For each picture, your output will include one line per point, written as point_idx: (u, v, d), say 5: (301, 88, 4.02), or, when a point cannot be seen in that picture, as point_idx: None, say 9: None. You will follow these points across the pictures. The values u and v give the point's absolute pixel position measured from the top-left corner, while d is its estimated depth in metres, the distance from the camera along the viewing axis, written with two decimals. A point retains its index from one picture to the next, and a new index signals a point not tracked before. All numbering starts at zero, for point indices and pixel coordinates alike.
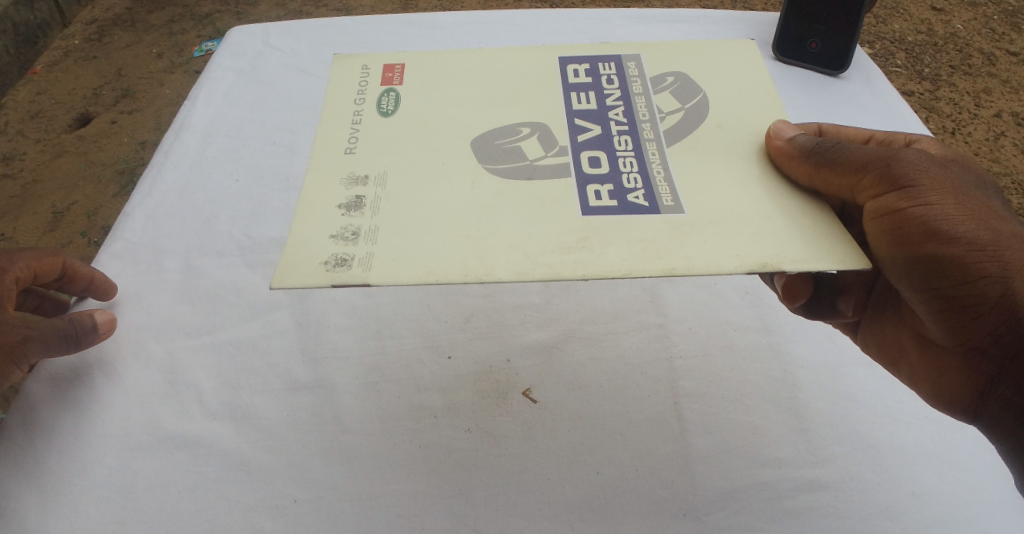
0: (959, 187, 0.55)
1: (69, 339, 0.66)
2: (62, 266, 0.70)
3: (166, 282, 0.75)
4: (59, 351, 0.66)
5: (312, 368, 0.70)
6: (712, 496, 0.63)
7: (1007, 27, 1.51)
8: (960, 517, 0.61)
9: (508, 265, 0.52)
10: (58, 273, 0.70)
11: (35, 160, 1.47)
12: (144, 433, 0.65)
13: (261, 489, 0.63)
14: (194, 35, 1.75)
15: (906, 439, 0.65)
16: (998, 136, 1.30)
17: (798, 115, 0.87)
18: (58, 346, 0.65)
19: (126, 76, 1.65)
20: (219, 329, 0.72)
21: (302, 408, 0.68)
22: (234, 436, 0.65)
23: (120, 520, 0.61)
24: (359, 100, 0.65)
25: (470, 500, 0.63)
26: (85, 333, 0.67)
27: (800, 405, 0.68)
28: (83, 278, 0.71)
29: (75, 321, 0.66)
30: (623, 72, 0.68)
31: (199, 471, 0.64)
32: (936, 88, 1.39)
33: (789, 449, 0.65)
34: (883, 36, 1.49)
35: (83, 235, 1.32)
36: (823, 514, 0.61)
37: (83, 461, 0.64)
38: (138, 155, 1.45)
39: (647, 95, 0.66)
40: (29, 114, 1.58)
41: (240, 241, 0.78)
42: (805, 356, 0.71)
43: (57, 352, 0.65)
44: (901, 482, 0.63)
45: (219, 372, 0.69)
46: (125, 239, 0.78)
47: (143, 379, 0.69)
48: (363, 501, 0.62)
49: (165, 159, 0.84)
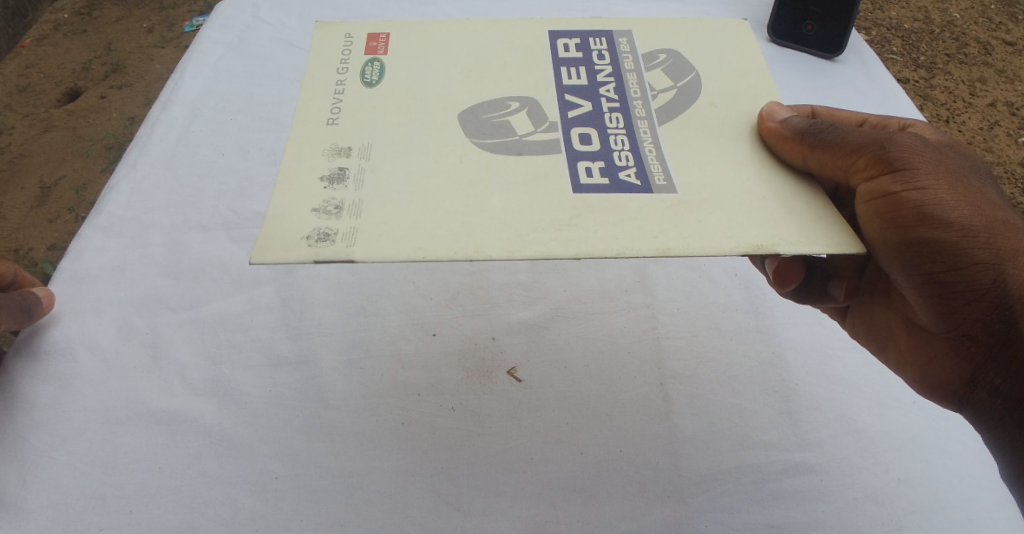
0: (954, 172, 0.54)
1: (24, 310, 0.66)
2: (13, 275, 0.70)
3: (150, 256, 0.74)
4: (14, 322, 0.65)
5: (295, 344, 0.69)
6: (698, 478, 0.62)
7: (1003, 16, 1.51)
8: (945, 502, 0.61)
9: (498, 242, 0.51)
10: (9, 280, 0.70)
11: (23, 135, 1.44)
12: (125, 408, 0.64)
13: (242, 464, 0.62)
14: (185, 10, 1.73)
15: (893, 424, 0.65)
16: (992, 125, 1.30)
17: (792, 98, 0.87)
18: (14, 316, 0.65)
19: (115, 50, 1.63)
20: (203, 303, 0.72)
21: (285, 384, 0.67)
22: (216, 412, 0.65)
23: (100, 495, 0.60)
24: (343, 70, 0.64)
25: (452, 478, 0.62)
26: (33, 304, 0.67)
27: (787, 388, 0.68)
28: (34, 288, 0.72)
29: (23, 294, 0.66)
30: (614, 47, 0.67)
31: (180, 447, 0.63)
32: (931, 76, 1.38)
33: (775, 432, 0.65)
34: (880, 23, 1.49)
35: (71, 210, 1.30)
36: (809, 497, 0.61)
37: (62, 436, 0.63)
38: (127, 130, 1.43)
39: (638, 71, 0.65)
40: (18, 87, 1.55)
41: (225, 216, 0.78)
42: (793, 339, 0.71)
43: (12, 325, 0.65)
44: (888, 467, 0.63)
45: (202, 347, 0.69)
46: (108, 212, 0.77)
47: (124, 353, 0.68)
48: (346, 478, 0.62)
49: (152, 131, 0.83)
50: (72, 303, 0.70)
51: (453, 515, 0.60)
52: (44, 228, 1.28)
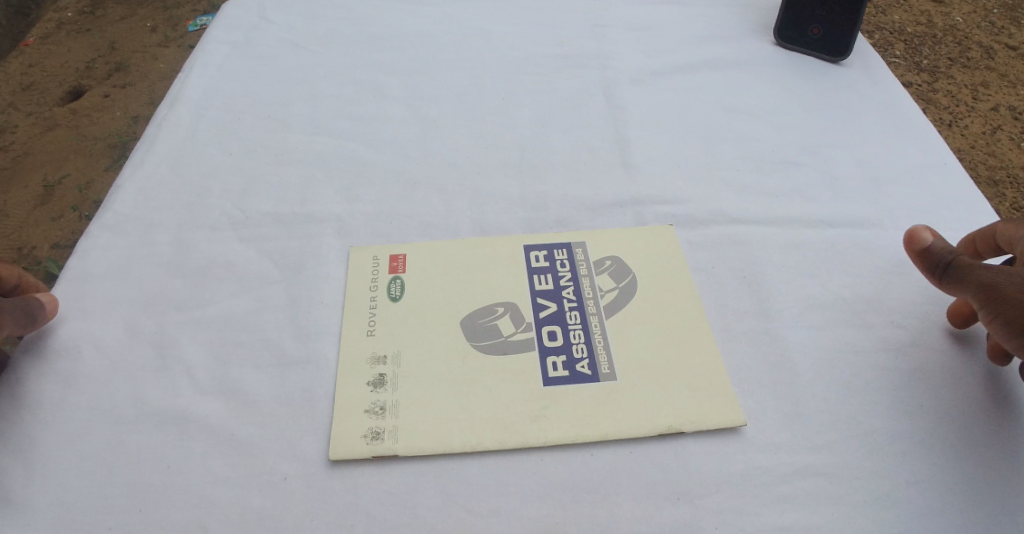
0: None
1: (26, 314, 0.66)
2: (18, 277, 0.70)
3: (158, 255, 0.74)
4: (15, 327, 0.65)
5: (303, 343, 0.69)
6: (708, 480, 0.61)
7: (1006, 21, 1.51)
8: (962, 506, 0.60)
9: None
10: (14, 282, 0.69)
11: (25, 132, 1.44)
12: (133, 407, 0.64)
13: (249, 464, 0.62)
14: (189, 9, 1.73)
15: (904, 426, 0.64)
16: (995, 129, 1.30)
17: (771, 103, 0.92)
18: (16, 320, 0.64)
19: (120, 49, 1.63)
20: (211, 303, 0.71)
21: (292, 383, 0.66)
22: (223, 411, 0.64)
23: (107, 494, 0.60)
24: None
25: (460, 478, 0.61)
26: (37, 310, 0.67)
27: (796, 390, 0.66)
28: (37, 290, 0.72)
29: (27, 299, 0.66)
30: (575, 266, 0.74)
31: (187, 446, 0.62)
32: (934, 80, 1.38)
33: (786, 433, 0.64)
34: (882, 27, 1.50)
35: (74, 209, 1.29)
36: (820, 499, 0.60)
37: (70, 434, 0.63)
38: (130, 129, 1.43)
39: (591, 275, 0.73)
40: (21, 86, 1.55)
41: (231, 216, 0.78)
42: (801, 343, 0.69)
43: (14, 330, 0.65)
44: (898, 470, 0.61)
45: (209, 346, 0.68)
46: (115, 210, 0.78)
47: (131, 352, 0.68)
48: (354, 478, 0.61)
49: (158, 130, 0.86)
50: (80, 302, 0.71)
51: (461, 516, 0.59)
52: (46, 226, 1.26)
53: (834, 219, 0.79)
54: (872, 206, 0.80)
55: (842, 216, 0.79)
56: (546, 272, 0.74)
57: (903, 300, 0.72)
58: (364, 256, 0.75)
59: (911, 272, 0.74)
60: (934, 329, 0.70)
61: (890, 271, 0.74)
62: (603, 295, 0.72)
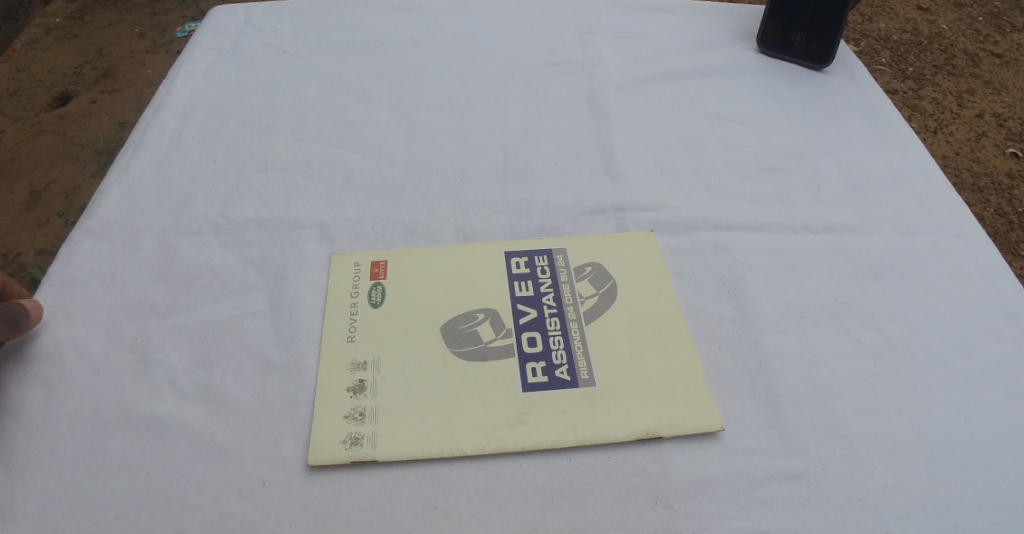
0: None
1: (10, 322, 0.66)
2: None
3: (141, 261, 0.75)
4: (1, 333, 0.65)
5: (285, 349, 0.69)
6: (685, 485, 0.61)
7: (991, 28, 1.53)
8: (936, 511, 0.60)
9: None
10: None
11: (12, 138, 1.44)
12: (114, 413, 0.64)
13: (229, 470, 0.62)
14: (177, 15, 1.75)
15: (881, 430, 0.64)
16: (979, 136, 1.31)
17: (755, 111, 0.92)
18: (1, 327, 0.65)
19: (108, 55, 1.64)
20: (193, 309, 0.71)
21: (273, 389, 0.66)
22: (205, 417, 0.64)
23: (87, 500, 0.60)
24: None
25: (440, 484, 0.61)
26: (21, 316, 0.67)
27: (775, 396, 0.66)
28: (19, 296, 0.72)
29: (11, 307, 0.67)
30: (556, 272, 0.74)
31: (168, 451, 0.62)
32: (919, 87, 1.40)
33: (762, 438, 0.64)
34: (869, 34, 1.51)
35: (59, 215, 1.29)
36: (798, 504, 0.60)
37: (51, 439, 0.63)
38: (116, 135, 1.43)
39: (572, 282, 0.74)
40: (8, 91, 1.55)
41: (216, 222, 0.78)
42: (781, 347, 0.70)
43: None
44: (874, 474, 0.62)
45: (191, 351, 0.68)
46: (99, 216, 0.78)
47: (113, 357, 0.68)
48: (333, 483, 0.61)
49: (143, 136, 0.86)
50: (64, 308, 0.71)
51: (441, 521, 0.59)
52: (32, 233, 1.26)
53: (815, 225, 0.79)
54: (853, 212, 0.81)
55: (824, 221, 0.80)
56: (527, 278, 0.74)
57: (882, 305, 0.73)
58: (346, 263, 0.75)
59: (891, 277, 0.75)
60: (913, 334, 0.70)
61: (870, 277, 0.75)
62: (583, 302, 0.72)
